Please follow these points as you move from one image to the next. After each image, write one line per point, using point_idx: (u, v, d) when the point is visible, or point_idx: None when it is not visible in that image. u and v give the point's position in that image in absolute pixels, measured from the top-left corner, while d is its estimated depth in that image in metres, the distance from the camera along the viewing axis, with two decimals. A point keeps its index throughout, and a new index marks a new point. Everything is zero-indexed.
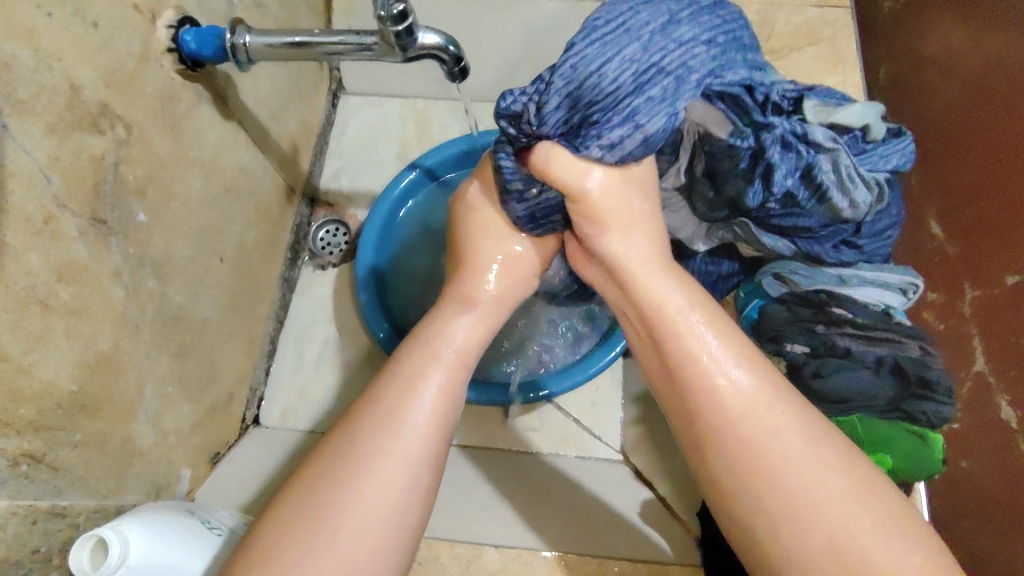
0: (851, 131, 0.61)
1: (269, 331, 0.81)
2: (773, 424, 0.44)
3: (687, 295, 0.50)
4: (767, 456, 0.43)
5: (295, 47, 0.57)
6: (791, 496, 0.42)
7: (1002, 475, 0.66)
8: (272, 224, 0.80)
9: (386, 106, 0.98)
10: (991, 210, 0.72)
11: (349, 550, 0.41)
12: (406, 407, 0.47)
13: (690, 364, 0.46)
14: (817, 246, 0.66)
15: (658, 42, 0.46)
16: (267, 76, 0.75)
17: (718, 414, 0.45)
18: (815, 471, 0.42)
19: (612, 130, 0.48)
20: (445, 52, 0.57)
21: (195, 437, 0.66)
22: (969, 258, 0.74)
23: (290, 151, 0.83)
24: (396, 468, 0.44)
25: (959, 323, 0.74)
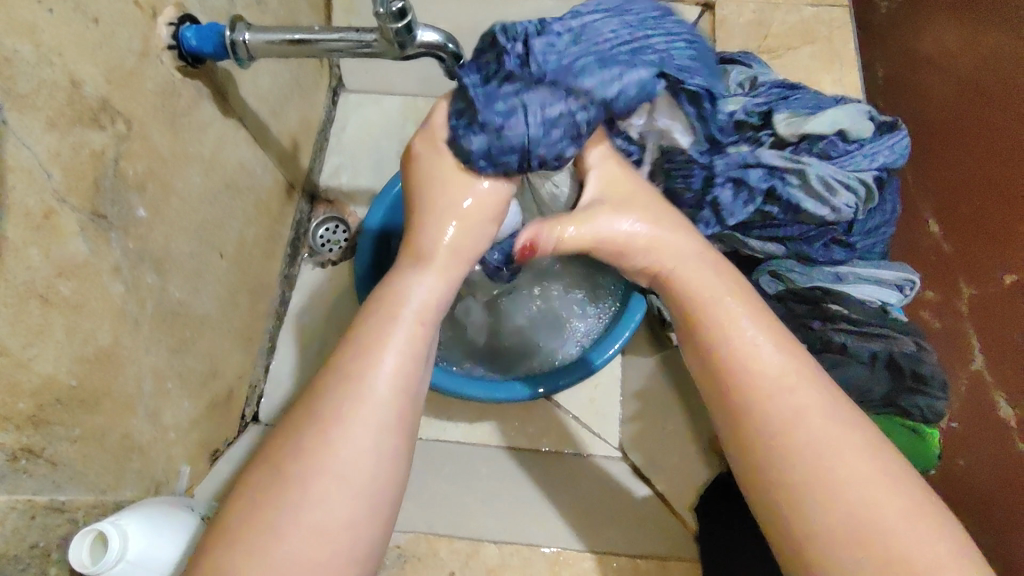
0: (828, 137, 0.69)
1: (269, 328, 0.81)
2: (798, 404, 0.44)
3: (724, 282, 0.50)
4: (793, 434, 0.43)
5: (295, 44, 0.58)
6: (812, 475, 0.42)
7: (998, 472, 0.67)
8: (272, 221, 0.80)
9: (386, 102, 0.98)
10: (991, 208, 0.75)
11: (316, 522, 0.41)
12: (363, 370, 0.45)
13: (718, 343, 0.47)
14: (807, 247, 0.71)
15: (650, 25, 0.53)
16: (267, 73, 0.75)
17: (752, 389, 0.45)
18: (839, 451, 0.43)
19: (579, 78, 0.50)
20: (445, 49, 0.57)
21: (194, 433, 0.66)
22: (968, 256, 0.75)
23: (290, 148, 0.83)
24: (354, 443, 0.43)
25: (955, 321, 0.74)
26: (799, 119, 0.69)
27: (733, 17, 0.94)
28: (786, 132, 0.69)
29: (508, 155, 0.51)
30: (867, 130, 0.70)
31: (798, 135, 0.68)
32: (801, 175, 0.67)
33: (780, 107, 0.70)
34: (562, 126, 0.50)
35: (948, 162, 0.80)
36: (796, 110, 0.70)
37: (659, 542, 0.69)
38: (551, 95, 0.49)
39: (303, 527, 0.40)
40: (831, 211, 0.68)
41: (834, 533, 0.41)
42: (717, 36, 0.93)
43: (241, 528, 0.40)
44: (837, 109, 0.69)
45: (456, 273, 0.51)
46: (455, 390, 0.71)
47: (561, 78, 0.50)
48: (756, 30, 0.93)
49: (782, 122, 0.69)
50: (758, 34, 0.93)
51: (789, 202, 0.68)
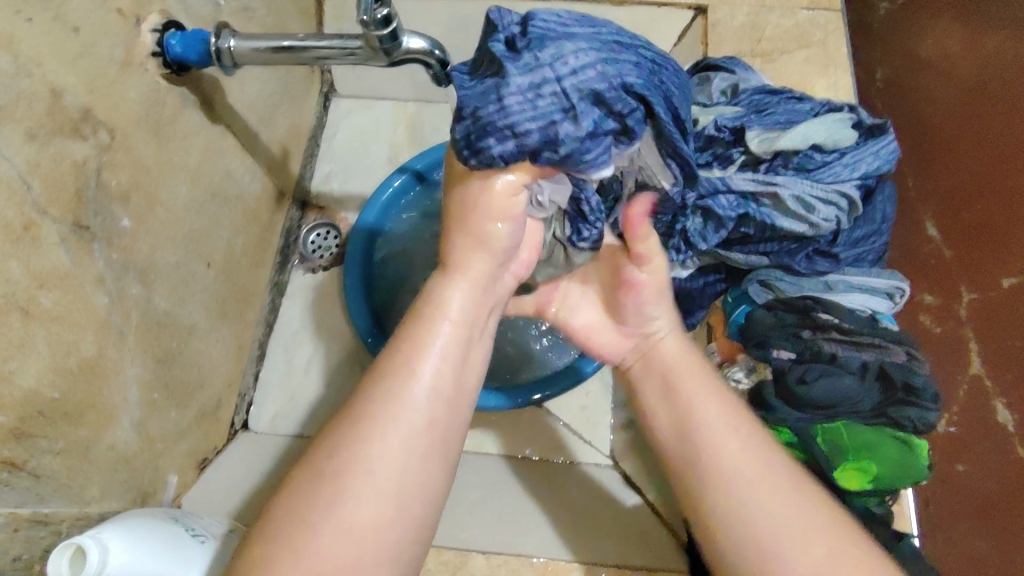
0: (801, 153, 0.68)
1: (258, 336, 0.81)
2: (732, 457, 0.49)
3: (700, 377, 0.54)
4: (722, 482, 0.48)
5: (282, 51, 0.57)
6: (766, 544, 0.46)
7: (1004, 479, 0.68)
8: (262, 229, 0.79)
9: (376, 109, 0.98)
10: (994, 209, 0.77)
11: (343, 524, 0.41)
12: (404, 375, 0.46)
13: (682, 404, 0.53)
14: (789, 259, 0.71)
15: (612, 26, 0.49)
16: (256, 80, 0.75)
17: (710, 467, 0.49)
18: (768, 491, 0.47)
19: (560, 47, 0.45)
20: (431, 57, 0.57)
21: (182, 443, 0.65)
22: (972, 261, 0.75)
23: (280, 156, 0.83)
24: (395, 447, 0.44)
25: (955, 326, 0.73)
26: (772, 136, 0.68)
27: (725, 21, 0.91)
28: (759, 150, 0.68)
29: (492, 137, 0.45)
30: (847, 140, 0.69)
31: (772, 152, 0.67)
32: (773, 196, 0.67)
33: (753, 123, 0.69)
34: (544, 97, 0.45)
35: (954, 164, 0.79)
36: (769, 127, 0.69)
37: (647, 554, 0.66)
38: (533, 64, 0.45)
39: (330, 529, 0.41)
40: (808, 228, 0.68)
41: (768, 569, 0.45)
42: (708, 40, 0.91)
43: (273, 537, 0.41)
44: (813, 124, 0.68)
45: (488, 280, 0.51)
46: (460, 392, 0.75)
47: (545, 48, 0.45)
48: (748, 33, 0.90)
49: (755, 139, 0.68)
50: (750, 38, 0.90)
51: (763, 221, 0.68)
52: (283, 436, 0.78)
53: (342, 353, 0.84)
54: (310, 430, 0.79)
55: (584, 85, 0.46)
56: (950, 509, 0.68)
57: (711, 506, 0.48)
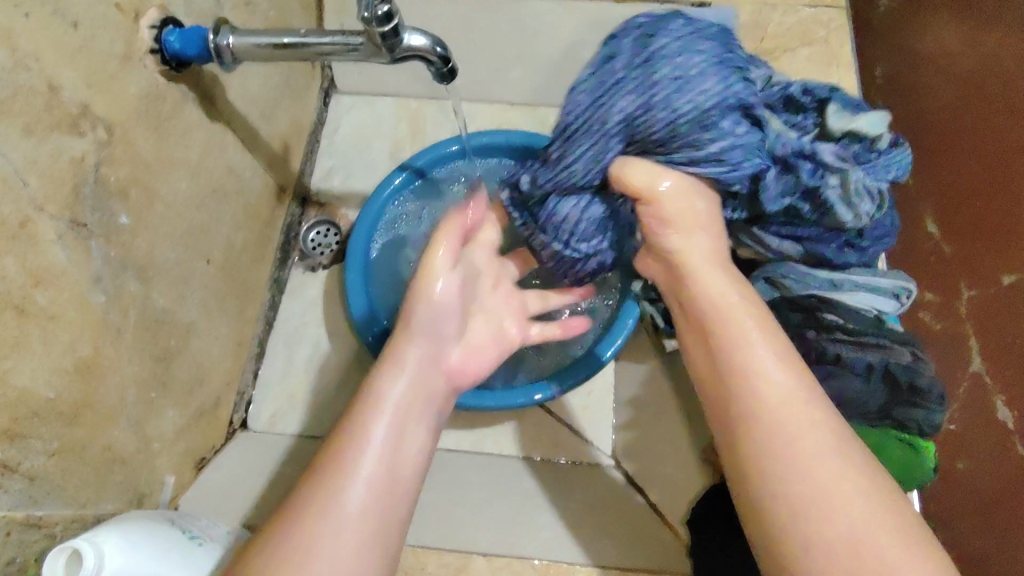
0: (859, 141, 0.63)
1: (258, 333, 0.80)
2: (779, 395, 0.46)
3: (750, 312, 0.51)
4: (767, 417, 0.46)
5: (284, 48, 0.56)
6: (815, 491, 0.43)
7: (1004, 475, 0.68)
8: (262, 226, 0.79)
9: (378, 105, 0.97)
10: (992, 210, 0.76)
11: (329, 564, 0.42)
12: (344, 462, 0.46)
13: (727, 338, 0.50)
14: (821, 247, 0.65)
15: (593, 131, 0.52)
16: (257, 75, 0.74)
17: (762, 402, 0.46)
18: (817, 441, 0.44)
19: (554, 208, 0.56)
20: (432, 53, 0.56)
21: (180, 442, 0.65)
22: (966, 258, 0.75)
23: (280, 151, 0.82)
24: (332, 540, 0.43)
25: (956, 324, 0.73)
26: (848, 114, 0.62)
27: (730, 17, 0.90)
28: (835, 126, 0.62)
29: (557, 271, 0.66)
30: (885, 139, 0.64)
31: (844, 131, 0.62)
32: (841, 179, 0.59)
33: (832, 97, 0.63)
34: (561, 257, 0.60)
35: (951, 168, 0.79)
36: (840, 103, 0.63)
37: (649, 553, 0.65)
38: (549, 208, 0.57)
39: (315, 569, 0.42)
40: (857, 217, 0.61)
41: (813, 526, 0.42)
42: None
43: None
44: (878, 113, 0.62)
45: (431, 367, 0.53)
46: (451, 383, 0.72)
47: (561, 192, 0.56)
48: (753, 30, 0.89)
49: (834, 113, 0.62)
50: (755, 35, 0.89)
51: (823, 203, 0.60)
52: (283, 435, 0.77)
53: (341, 352, 0.84)
54: (311, 430, 0.78)
55: (589, 227, 0.57)
56: (949, 507, 0.68)
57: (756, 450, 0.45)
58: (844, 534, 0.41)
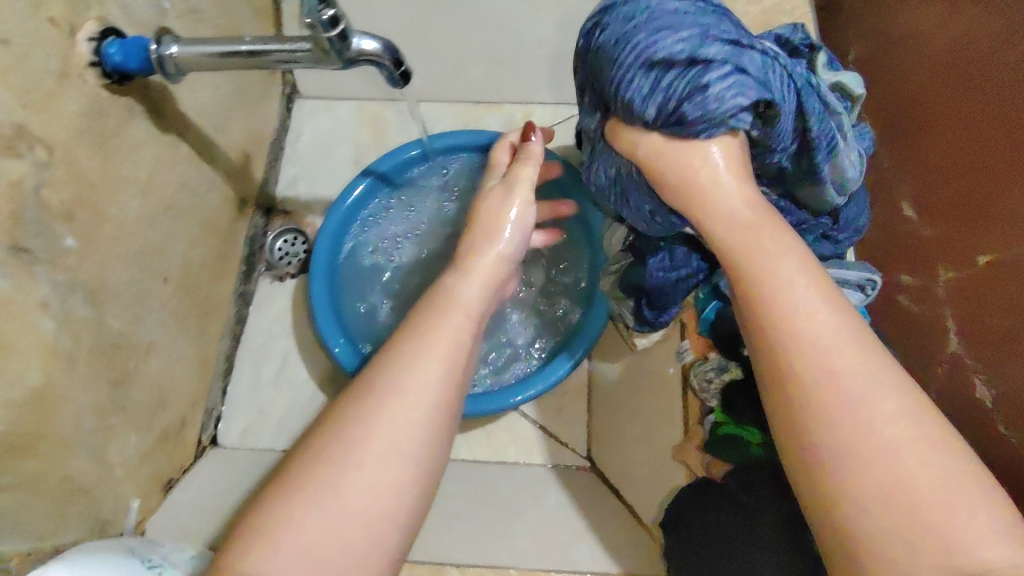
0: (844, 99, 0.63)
1: (224, 348, 0.79)
2: (818, 329, 0.38)
3: (775, 235, 0.42)
4: (800, 350, 0.38)
5: (227, 59, 0.54)
6: (851, 433, 0.36)
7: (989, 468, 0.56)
8: (221, 239, 0.77)
9: (339, 109, 0.96)
10: (965, 186, 0.62)
11: (396, 438, 0.41)
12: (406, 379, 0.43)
13: (756, 273, 0.41)
14: (798, 238, 0.64)
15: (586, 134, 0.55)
16: (208, 85, 0.72)
17: (787, 336, 0.39)
18: (852, 373, 0.37)
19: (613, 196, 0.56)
20: (385, 57, 0.54)
21: (145, 466, 0.64)
22: (943, 239, 0.65)
23: (239, 161, 0.81)
24: (379, 464, 0.40)
25: (932, 308, 0.64)
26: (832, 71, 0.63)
27: None
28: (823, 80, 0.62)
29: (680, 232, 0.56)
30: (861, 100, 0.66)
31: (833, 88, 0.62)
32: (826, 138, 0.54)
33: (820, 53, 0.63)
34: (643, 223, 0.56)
35: (935, 140, 0.67)
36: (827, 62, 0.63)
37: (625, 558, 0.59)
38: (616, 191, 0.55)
39: (382, 441, 0.41)
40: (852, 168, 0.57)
41: (847, 472, 0.35)
42: None
43: (334, 459, 0.40)
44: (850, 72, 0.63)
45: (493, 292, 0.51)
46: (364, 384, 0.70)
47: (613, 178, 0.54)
48: None
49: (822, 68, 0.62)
50: None
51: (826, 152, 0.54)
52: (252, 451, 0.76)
53: (310, 362, 0.82)
54: (282, 443, 0.77)
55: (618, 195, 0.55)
56: None
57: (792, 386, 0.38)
58: (883, 466, 0.35)
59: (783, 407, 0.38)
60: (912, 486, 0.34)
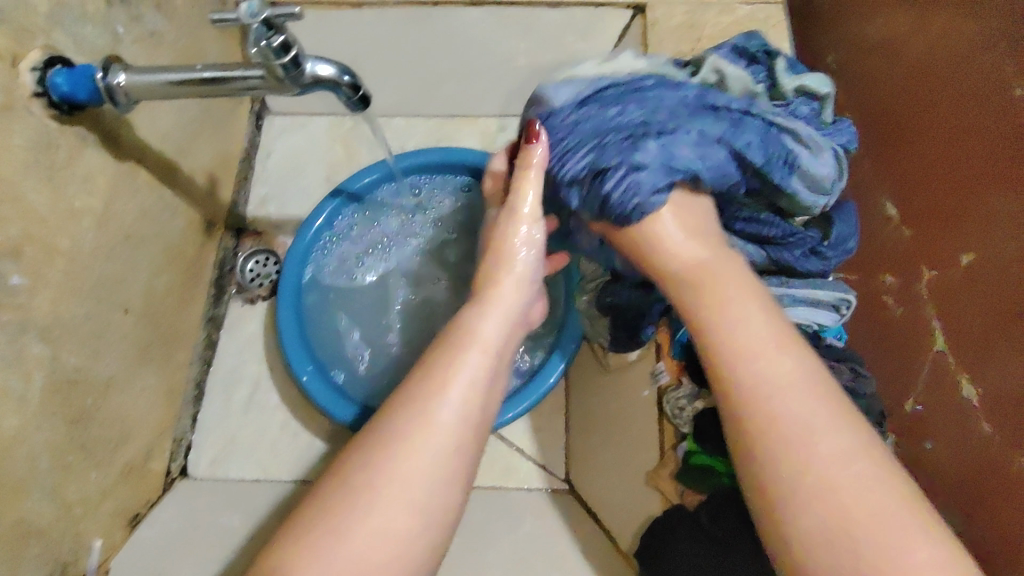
0: (809, 101, 0.62)
1: (194, 375, 0.77)
2: (774, 380, 0.41)
3: (738, 287, 0.45)
4: (761, 402, 0.41)
5: (176, 87, 0.52)
6: (808, 482, 0.38)
7: (966, 462, 0.54)
8: (188, 264, 0.76)
9: (311, 126, 0.94)
10: (941, 194, 0.59)
11: (410, 486, 0.40)
12: (423, 421, 0.42)
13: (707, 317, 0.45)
14: (788, 254, 0.63)
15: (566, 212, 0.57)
16: (170, 108, 0.71)
17: (748, 386, 0.42)
18: (812, 422, 0.39)
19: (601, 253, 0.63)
20: (341, 83, 0.53)
21: (108, 502, 0.62)
22: (923, 243, 0.61)
23: (205, 184, 0.79)
24: (395, 513, 0.39)
25: (917, 309, 0.61)
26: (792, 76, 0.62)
27: (664, 19, 0.84)
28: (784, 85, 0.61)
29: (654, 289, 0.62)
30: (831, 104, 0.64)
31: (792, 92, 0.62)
32: (776, 158, 0.53)
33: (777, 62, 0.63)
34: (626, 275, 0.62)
35: (909, 149, 0.65)
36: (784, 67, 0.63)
37: None
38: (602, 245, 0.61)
39: (393, 490, 0.40)
40: (828, 171, 0.57)
41: (805, 519, 0.38)
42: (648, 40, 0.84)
43: (341, 511, 0.39)
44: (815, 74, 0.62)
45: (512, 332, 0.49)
46: (330, 411, 0.69)
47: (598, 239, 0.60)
48: (686, 33, 0.83)
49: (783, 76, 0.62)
50: (690, 37, 0.83)
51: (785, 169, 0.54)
52: (223, 481, 0.75)
53: (282, 388, 0.80)
54: (254, 473, 0.76)
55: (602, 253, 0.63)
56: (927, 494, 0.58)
57: (755, 436, 0.40)
58: (829, 513, 0.37)
59: (751, 454, 0.40)
60: (862, 530, 0.36)
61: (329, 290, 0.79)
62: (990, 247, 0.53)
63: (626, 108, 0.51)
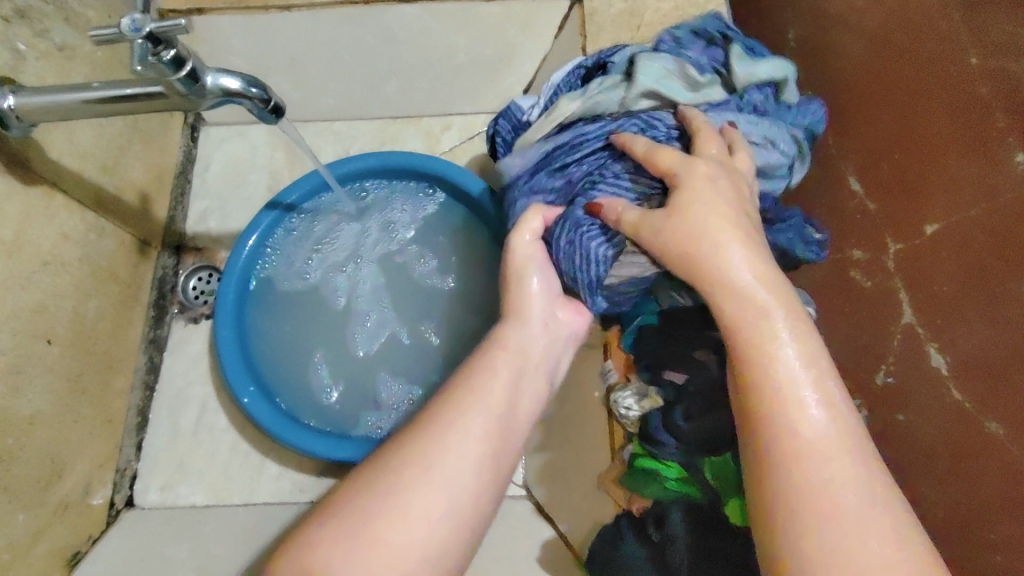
0: (763, 92, 0.61)
1: (135, 401, 0.74)
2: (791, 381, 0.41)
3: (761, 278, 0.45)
4: (775, 402, 0.41)
5: (66, 106, 0.50)
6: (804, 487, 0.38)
7: (944, 431, 0.50)
8: (121, 287, 0.72)
9: (251, 134, 0.90)
10: (910, 160, 0.57)
11: (445, 474, 0.41)
12: (457, 415, 0.44)
13: (749, 344, 0.43)
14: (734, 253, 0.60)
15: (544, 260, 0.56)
16: (90, 126, 0.68)
17: (765, 382, 0.42)
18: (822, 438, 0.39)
19: (585, 256, 0.53)
20: (248, 95, 0.50)
21: (40, 544, 0.59)
22: (892, 215, 0.57)
23: (137, 203, 0.76)
24: (433, 495, 0.41)
25: (887, 279, 0.56)
26: (750, 63, 0.61)
27: (604, 8, 0.80)
28: (738, 79, 0.60)
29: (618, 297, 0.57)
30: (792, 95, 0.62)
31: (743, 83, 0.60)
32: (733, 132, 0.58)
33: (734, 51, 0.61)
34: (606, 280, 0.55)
35: (865, 120, 0.62)
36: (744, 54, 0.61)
37: None
38: (575, 255, 0.54)
39: (432, 473, 0.41)
40: (780, 157, 0.59)
41: (803, 521, 0.37)
42: (588, 31, 0.80)
43: (383, 489, 0.40)
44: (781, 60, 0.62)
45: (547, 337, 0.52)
46: (280, 436, 0.67)
47: (600, 245, 0.54)
48: (627, 21, 0.79)
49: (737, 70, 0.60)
50: (630, 25, 0.79)
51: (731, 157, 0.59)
52: (171, 511, 0.71)
53: (229, 411, 0.76)
54: (203, 499, 0.72)
55: (586, 258, 0.53)
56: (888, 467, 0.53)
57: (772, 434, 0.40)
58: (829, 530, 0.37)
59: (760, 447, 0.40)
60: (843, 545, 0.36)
61: (266, 309, 0.76)
62: (961, 217, 0.53)
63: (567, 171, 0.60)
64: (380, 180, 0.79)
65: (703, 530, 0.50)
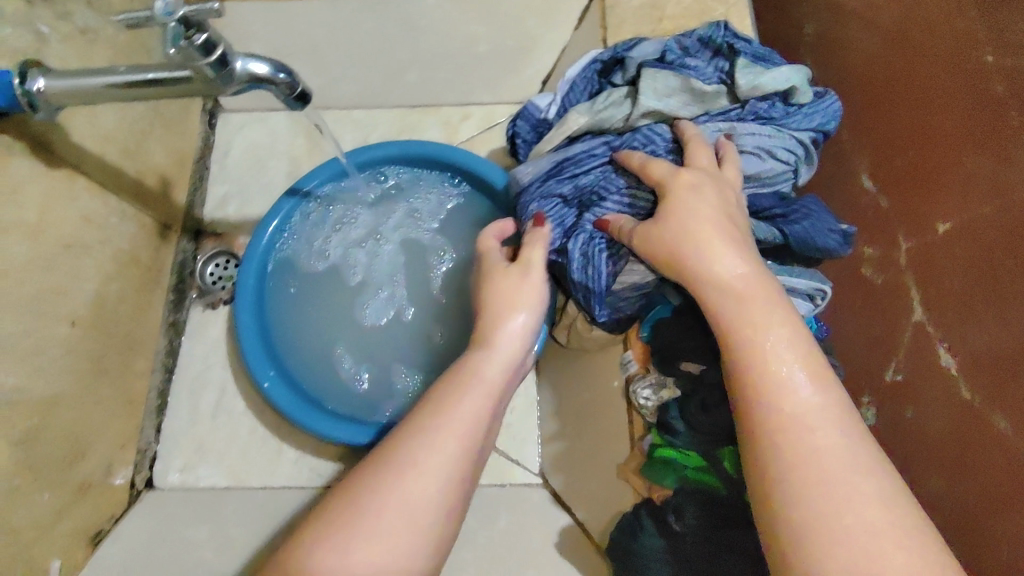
0: (770, 97, 0.61)
1: (155, 384, 0.75)
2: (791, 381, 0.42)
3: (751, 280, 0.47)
4: (772, 398, 0.42)
5: (92, 88, 0.50)
6: (813, 480, 0.39)
7: (954, 424, 0.49)
8: (142, 271, 0.73)
9: (271, 121, 0.90)
10: (925, 156, 0.55)
11: (423, 480, 0.44)
12: (438, 423, 0.46)
13: (735, 336, 0.45)
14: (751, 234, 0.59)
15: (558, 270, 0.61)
16: (111, 109, 0.68)
17: (764, 382, 0.42)
18: (823, 431, 0.40)
19: (593, 265, 0.58)
20: (276, 81, 0.50)
21: (63, 522, 0.60)
22: (904, 212, 0.56)
23: (158, 187, 0.77)
24: (412, 498, 0.43)
25: (896, 275, 0.55)
26: (756, 70, 0.61)
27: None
28: (742, 85, 0.60)
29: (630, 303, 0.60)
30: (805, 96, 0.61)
31: (749, 89, 0.60)
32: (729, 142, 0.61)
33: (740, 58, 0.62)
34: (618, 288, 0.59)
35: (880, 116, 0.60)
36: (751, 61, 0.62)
37: None
38: (583, 265, 0.58)
39: (413, 479, 0.44)
40: (777, 164, 0.60)
41: (814, 513, 0.38)
42: (608, 23, 0.80)
43: (367, 493, 0.43)
44: (794, 68, 0.61)
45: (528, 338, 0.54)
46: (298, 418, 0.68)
47: (606, 254, 0.57)
48: (650, 13, 0.78)
49: (742, 77, 0.61)
50: (652, 17, 0.78)
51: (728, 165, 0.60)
52: (191, 492, 0.72)
53: (248, 394, 0.77)
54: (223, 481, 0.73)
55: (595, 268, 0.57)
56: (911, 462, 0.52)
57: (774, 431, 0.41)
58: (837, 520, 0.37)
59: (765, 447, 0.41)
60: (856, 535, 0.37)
61: (281, 295, 0.76)
62: (974, 213, 0.50)
63: (575, 183, 0.62)
64: (396, 171, 0.79)
65: (722, 523, 0.50)
